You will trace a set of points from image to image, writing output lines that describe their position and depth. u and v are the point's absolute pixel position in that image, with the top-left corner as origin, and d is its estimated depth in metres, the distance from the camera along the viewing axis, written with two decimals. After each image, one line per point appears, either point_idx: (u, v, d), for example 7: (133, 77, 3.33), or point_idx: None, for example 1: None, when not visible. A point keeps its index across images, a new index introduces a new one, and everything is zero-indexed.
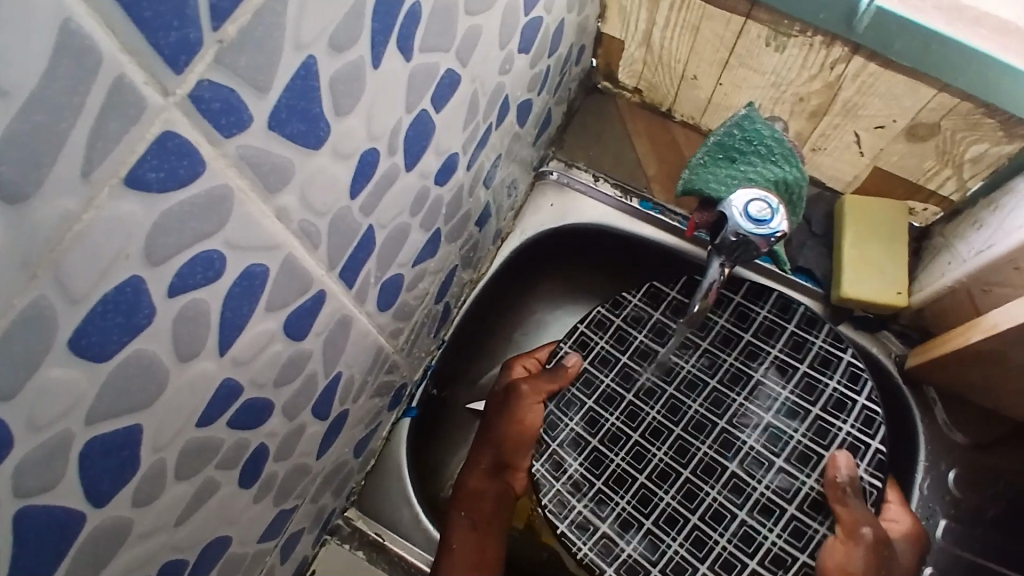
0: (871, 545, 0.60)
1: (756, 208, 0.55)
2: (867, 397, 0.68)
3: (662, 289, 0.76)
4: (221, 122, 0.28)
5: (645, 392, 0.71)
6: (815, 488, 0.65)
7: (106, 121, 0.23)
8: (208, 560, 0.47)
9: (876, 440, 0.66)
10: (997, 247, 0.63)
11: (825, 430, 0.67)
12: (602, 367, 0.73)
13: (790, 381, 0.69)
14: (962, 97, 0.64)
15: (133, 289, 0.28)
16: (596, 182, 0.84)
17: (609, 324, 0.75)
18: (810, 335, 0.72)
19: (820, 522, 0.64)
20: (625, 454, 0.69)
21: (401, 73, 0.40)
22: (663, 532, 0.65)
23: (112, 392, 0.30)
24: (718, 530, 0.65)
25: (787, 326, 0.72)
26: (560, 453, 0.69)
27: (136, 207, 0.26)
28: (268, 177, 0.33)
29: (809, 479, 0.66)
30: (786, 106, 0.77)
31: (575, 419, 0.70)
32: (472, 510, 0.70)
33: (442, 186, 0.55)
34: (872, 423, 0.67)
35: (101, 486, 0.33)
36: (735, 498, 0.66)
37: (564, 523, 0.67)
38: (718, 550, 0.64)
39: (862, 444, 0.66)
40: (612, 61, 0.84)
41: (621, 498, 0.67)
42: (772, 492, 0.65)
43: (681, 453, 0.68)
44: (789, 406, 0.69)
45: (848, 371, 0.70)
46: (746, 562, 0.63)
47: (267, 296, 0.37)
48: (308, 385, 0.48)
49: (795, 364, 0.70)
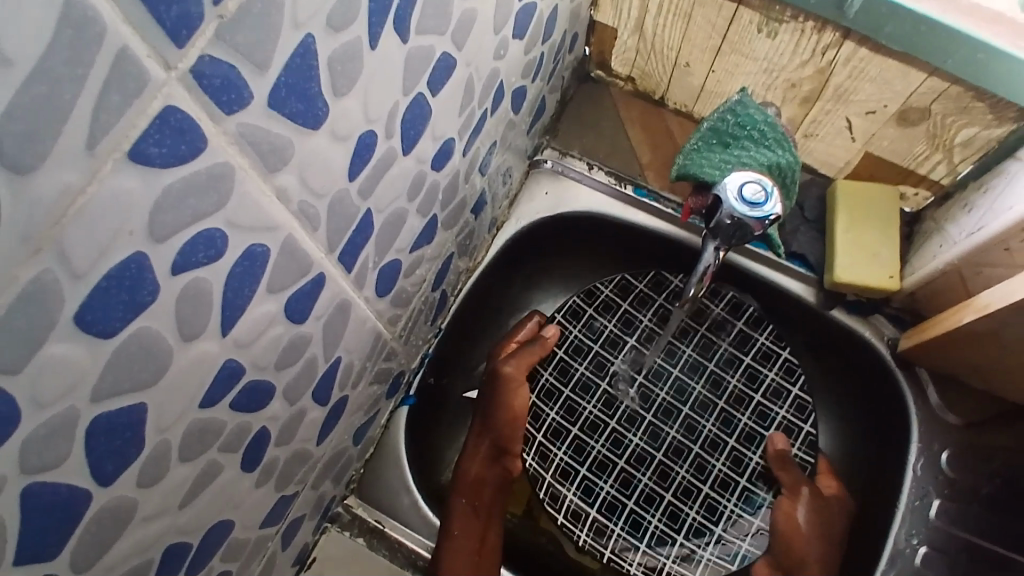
0: (811, 499, 0.71)
1: (750, 191, 0.55)
2: (800, 387, 0.80)
3: (632, 281, 0.84)
4: (222, 99, 0.28)
5: (619, 381, 0.80)
6: (761, 462, 0.77)
7: (109, 94, 0.24)
8: (211, 544, 0.47)
9: (808, 424, 0.79)
10: (987, 228, 0.64)
11: (766, 413, 0.79)
12: (576, 356, 0.81)
13: (738, 373, 0.80)
14: (952, 80, 0.65)
15: (137, 266, 0.28)
16: (590, 170, 0.84)
17: (583, 313, 0.83)
18: (755, 333, 0.82)
19: (765, 490, 0.76)
20: (604, 441, 0.77)
21: (397, 55, 0.40)
22: (644, 510, 0.75)
23: (115, 370, 0.30)
24: (688, 503, 0.75)
25: (736, 323, 0.82)
26: (545, 444, 0.77)
27: (137, 182, 0.27)
28: (268, 156, 0.33)
29: (755, 456, 0.77)
30: (778, 92, 0.78)
31: (555, 409, 0.78)
32: (472, 498, 0.71)
33: (439, 171, 0.56)
34: (804, 409, 0.80)
35: (106, 466, 0.33)
36: (699, 476, 0.76)
37: (560, 514, 0.75)
38: (689, 520, 0.75)
39: (796, 427, 0.79)
40: (605, 49, 0.85)
41: (605, 481, 0.76)
42: (726, 468, 0.77)
43: (653, 438, 0.78)
44: (735, 392, 0.80)
45: (784, 365, 0.81)
46: (713, 529, 0.74)
47: (268, 278, 0.38)
48: (309, 369, 0.48)
49: (740, 356, 0.81)
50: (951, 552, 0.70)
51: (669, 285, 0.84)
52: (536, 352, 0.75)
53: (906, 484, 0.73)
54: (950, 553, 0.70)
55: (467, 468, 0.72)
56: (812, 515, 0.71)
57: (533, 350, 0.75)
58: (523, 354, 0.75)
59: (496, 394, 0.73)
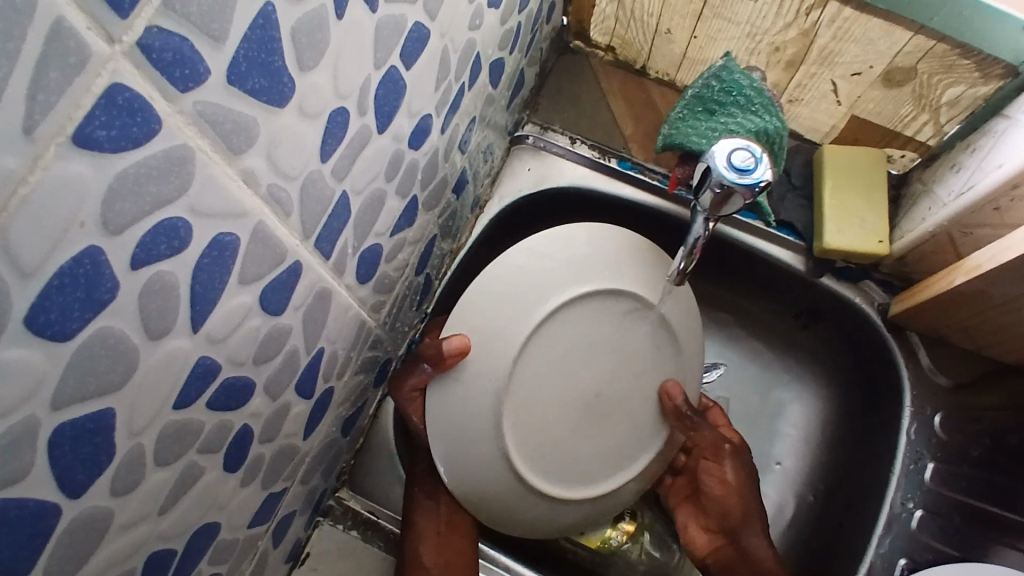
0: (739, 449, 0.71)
1: (740, 157, 0.53)
2: (907, 434, 0.73)
3: (724, 299, 0.90)
4: (175, 75, 0.26)
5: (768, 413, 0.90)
6: (910, 503, 0.71)
7: (45, 71, 0.22)
8: (196, 550, 0.46)
9: (930, 463, 0.72)
10: (977, 187, 0.62)
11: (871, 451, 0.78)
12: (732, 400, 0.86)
13: (853, 389, 0.84)
14: (938, 38, 0.64)
15: (92, 261, 0.26)
16: (573, 145, 0.81)
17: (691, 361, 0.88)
18: (843, 358, 0.85)
19: (910, 499, 0.72)
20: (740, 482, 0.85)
21: (367, 25, 0.38)
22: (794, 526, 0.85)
23: (79, 374, 0.28)
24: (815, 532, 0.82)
25: (826, 343, 0.86)
26: None
27: (85, 167, 0.24)
28: (230, 136, 0.30)
29: (904, 500, 0.72)
30: (762, 57, 0.76)
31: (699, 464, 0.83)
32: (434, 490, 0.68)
33: (416, 150, 0.53)
34: (918, 458, 0.73)
35: (75, 475, 0.31)
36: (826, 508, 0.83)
37: None
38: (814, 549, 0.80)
39: (895, 465, 0.73)
40: (583, 18, 0.83)
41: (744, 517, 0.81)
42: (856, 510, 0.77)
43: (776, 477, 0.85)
44: (855, 410, 0.83)
45: (856, 385, 0.83)
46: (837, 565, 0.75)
47: (239, 268, 0.35)
48: (290, 361, 0.46)
49: (848, 380, 0.85)
50: (945, 513, 0.70)
51: (781, 326, 0.89)
52: (433, 380, 0.57)
53: (901, 448, 0.73)
54: (944, 514, 0.70)
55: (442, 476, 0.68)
56: (738, 462, 0.70)
57: (433, 375, 0.58)
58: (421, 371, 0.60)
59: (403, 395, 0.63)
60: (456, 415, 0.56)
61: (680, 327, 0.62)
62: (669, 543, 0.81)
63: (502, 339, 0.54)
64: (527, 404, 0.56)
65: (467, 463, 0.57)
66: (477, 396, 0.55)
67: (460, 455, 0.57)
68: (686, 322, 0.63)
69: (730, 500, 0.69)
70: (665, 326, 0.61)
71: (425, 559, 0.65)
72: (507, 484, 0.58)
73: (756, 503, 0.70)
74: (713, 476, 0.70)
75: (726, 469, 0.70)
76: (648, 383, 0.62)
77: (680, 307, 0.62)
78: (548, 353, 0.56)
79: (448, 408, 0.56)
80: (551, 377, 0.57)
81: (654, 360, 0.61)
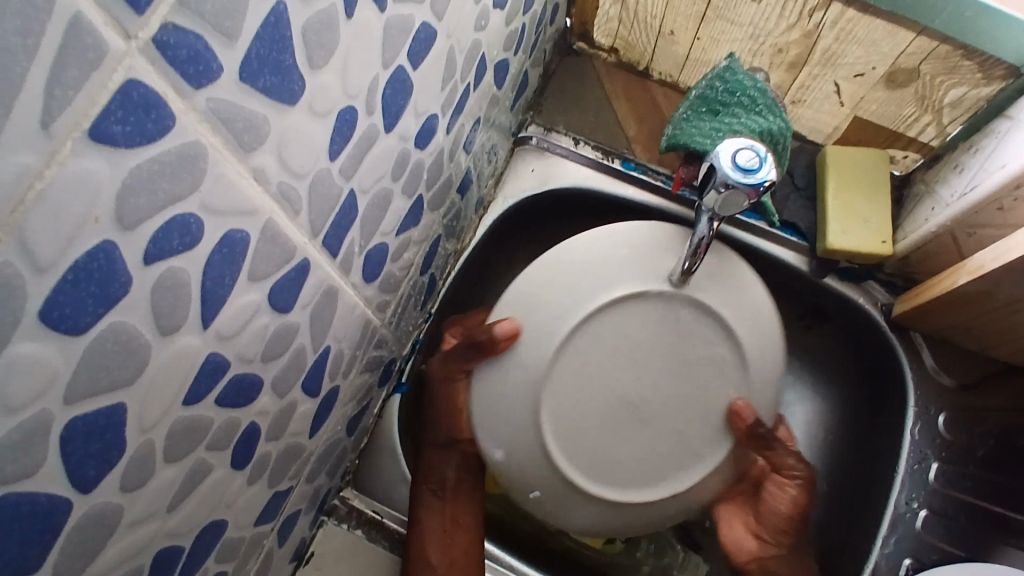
0: (807, 483, 0.69)
1: (744, 157, 0.53)
2: (911, 436, 0.74)
3: None
4: (189, 72, 0.26)
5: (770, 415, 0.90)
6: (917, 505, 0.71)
7: (63, 67, 0.22)
8: (204, 547, 0.46)
9: (936, 463, 0.72)
10: (981, 187, 0.62)
11: (875, 452, 0.78)
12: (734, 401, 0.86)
13: (856, 389, 0.84)
14: (940, 39, 0.64)
15: (106, 257, 0.26)
16: (576, 146, 0.82)
17: None
18: (847, 358, 0.84)
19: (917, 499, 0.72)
20: None
21: (376, 24, 0.38)
22: None
23: (91, 370, 0.28)
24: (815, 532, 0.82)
25: (831, 343, 0.85)
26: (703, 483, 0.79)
27: (100, 163, 0.24)
28: (242, 134, 0.31)
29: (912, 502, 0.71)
30: (765, 58, 0.76)
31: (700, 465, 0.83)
32: (435, 484, 0.69)
33: (422, 150, 0.54)
34: (923, 459, 0.73)
35: (87, 470, 0.31)
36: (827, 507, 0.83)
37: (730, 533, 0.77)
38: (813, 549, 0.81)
39: (900, 467, 0.73)
40: (586, 20, 0.83)
41: None
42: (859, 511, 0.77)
43: None
44: (858, 410, 0.83)
45: (860, 387, 0.83)
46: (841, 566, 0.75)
47: (249, 266, 0.36)
48: (297, 359, 0.46)
49: (852, 381, 0.84)
50: (953, 515, 0.70)
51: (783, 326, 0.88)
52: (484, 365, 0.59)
53: (905, 448, 0.73)
54: (951, 515, 0.70)
55: (443, 471, 0.68)
56: (806, 489, 0.69)
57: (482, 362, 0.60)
58: (459, 358, 0.62)
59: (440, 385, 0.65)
60: (492, 400, 0.59)
61: (750, 346, 0.59)
62: (673, 541, 0.81)
63: (540, 330, 0.57)
64: (566, 394, 0.58)
65: (502, 445, 0.60)
66: (510, 382, 0.58)
67: (497, 436, 0.60)
68: (763, 346, 0.60)
69: (781, 518, 0.69)
70: (733, 343, 0.59)
71: (432, 559, 0.66)
72: (539, 469, 0.60)
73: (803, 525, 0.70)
74: (776, 498, 0.69)
75: (791, 491, 0.69)
76: (710, 395, 0.61)
77: (759, 328, 0.60)
78: (593, 350, 0.58)
79: (489, 394, 0.59)
80: (593, 372, 0.59)
81: (716, 375, 0.60)
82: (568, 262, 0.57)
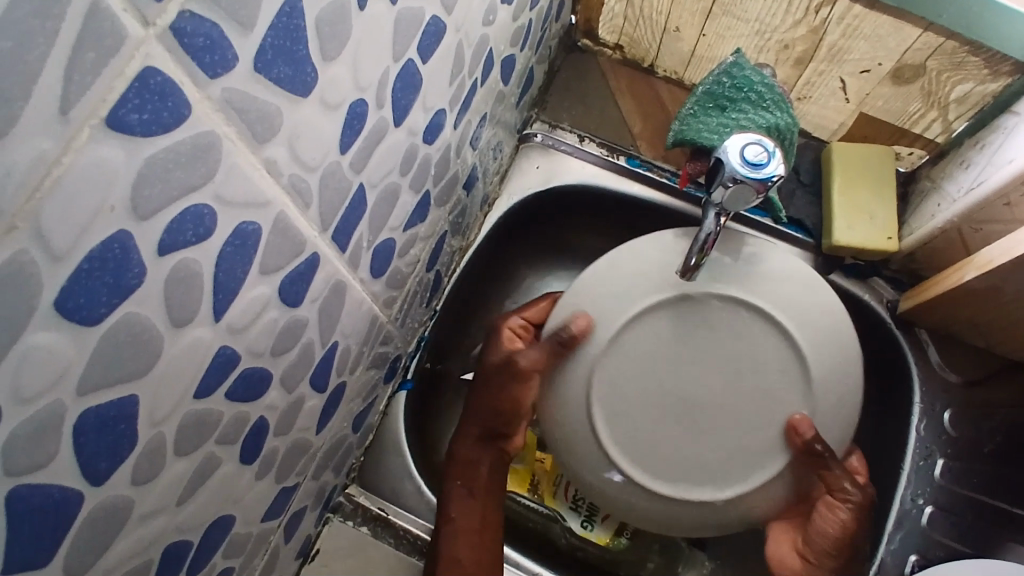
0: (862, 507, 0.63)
1: (752, 152, 0.53)
2: (917, 432, 0.74)
3: None
4: (205, 61, 0.26)
5: None
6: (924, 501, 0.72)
7: (82, 53, 0.22)
8: (212, 543, 0.46)
9: (942, 458, 0.73)
10: (989, 182, 0.62)
11: (877, 448, 0.78)
12: None
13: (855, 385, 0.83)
14: (948, 35, 0.64)
15: (121, 247, 0.26)
16: (581, 143, 0.81)
17: None
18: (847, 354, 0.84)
19: (925, 494, 0.72)
20: None
21: (387, 17, 0.38)
22: None
23: (104, 361, 0.28)
24: None
25: None
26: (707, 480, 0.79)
27: (117, 151, 0.24)
28: (256, 125, 0.30)
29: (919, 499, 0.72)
30: (771, 54, 0.76)
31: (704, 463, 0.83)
32: (467, 479, 0.67)
33: (430, 145, 0.53)
34: (929, 455, 0.73)
35: (99, 463, 0.31)
36: None
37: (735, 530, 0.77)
38: None
39: (906, 463, 0.73)
40: (591, 16, 0.83)
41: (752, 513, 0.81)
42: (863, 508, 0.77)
43: None
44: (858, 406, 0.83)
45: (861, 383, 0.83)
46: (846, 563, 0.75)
47: (260, 259, 0.35)
48: (306, 354, 0.46)
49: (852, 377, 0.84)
50: (960, 511, 0.71)
51: None
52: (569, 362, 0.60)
53: (911, 443, 0.74)
54: (958, 511, 0.71)
55: (478, 467, 0.67)
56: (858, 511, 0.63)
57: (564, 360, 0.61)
58: (531, 356, 0.61)
59: (504, 379, 0.64)
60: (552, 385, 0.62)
61: (816, 357, 0.59)
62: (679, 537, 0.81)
63: (601, 320, 0.60)
64: (623, 387, 0.61)
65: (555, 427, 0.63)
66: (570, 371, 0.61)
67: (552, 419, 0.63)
68: (832, 357, 0.59)
69: (830, 543, 0.63)
70: (799, 355, 0.59)
71: (462, 556, 0.63)
72: (589, 453, 0.62)
73: (852, 552, 0.64)
74: (826, 520, 0.63)
75: (842, 515, 0.63)
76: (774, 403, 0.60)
77: (829, 339, 0.59)
78: (649, 345, 0.60)
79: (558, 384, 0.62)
80: (648, 365, 0.61)
81: (779, 384, 0.60)
82: (634, 258, 0.59)
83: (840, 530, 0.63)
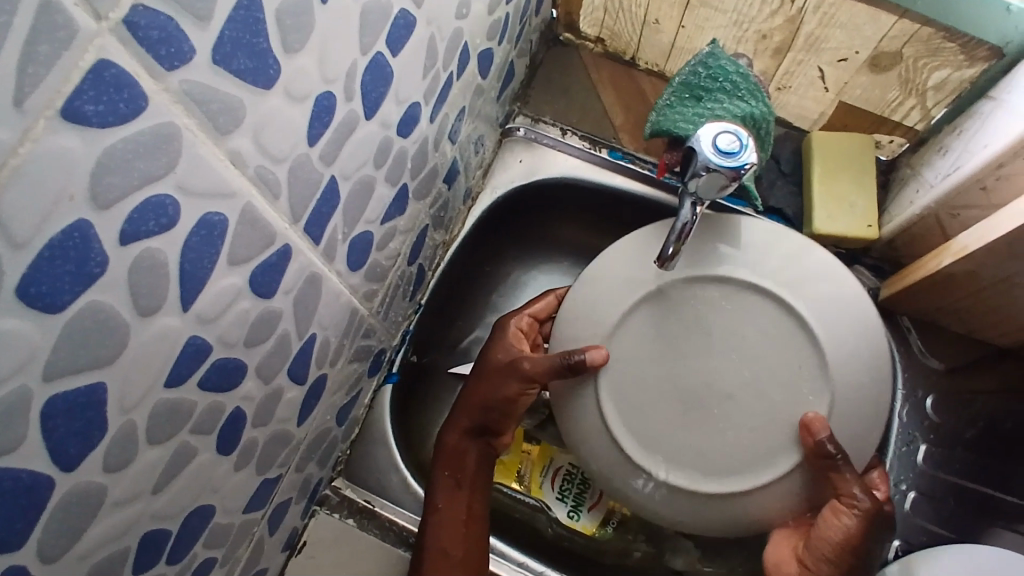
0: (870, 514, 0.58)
1: (724, 141, 0.54)
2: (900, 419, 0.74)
3: None
4: (161, 53, 0.27)
5: None
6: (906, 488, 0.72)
7: (35, 44, 0.22)
8: (191, 532, 0.46)
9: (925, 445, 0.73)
10: (965, 167, 0.63)
11: None
12: None
13: None
14: (923, 22, 0.64)
15: (82, 235, 0.27)
16: (564, 136, 0.82)
17: None
18: None
19: (906, 481, 0.72)
20: None
21: (353, 10, 0.38)
22: None
23: (70, 347, 0.29)
24: None
25: None
26: None
27: (74, 141, 0.25)
28: (218, 116, 0.31)
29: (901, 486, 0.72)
30: (749, 45, 0.76)
31: None
32: (455, 470, 0.66)
33: (405, 138, 0.54)
34: (911, 442, 0.73)
35: (70, 449, 0.32)
36: None
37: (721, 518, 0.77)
38: None
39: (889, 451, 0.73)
40: (572, 10, 0.84)
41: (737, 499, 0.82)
42: None
43: None
44: None
45: None
46: None
47: (228, 249, 0.36)
48: (282, 345, 0.47)
49: None
50: (942, 496, 0.71)
51: None
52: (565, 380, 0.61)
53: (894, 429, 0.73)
54: (941, 496, 0.71)
55: (466, 454, 0.66)
56: (866, 519, 0.59)
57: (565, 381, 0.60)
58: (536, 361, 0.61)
59: (499, 377, 0.64)
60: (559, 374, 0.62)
61: (830, 344, 0.57)
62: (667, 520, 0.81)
63: (603, 308, 0.60)
64: (631, 374, 0.61)
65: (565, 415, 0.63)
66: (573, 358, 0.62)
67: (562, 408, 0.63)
68: (847, 343, 0.58)
69: (830, 549, 0.59)
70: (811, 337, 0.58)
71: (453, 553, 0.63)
72: (598, 440, 0.61)
73: (857, 562, 0.59)
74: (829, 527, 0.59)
75: (847, 521, 0.58)
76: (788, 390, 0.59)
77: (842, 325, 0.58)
78: (656, 331, 0.61)
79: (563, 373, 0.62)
80: (658, 351, 0.61)
81: (791, 372, 0.59)
82: (622, 254, 0.61)
83: (842, 538, 0.58)
